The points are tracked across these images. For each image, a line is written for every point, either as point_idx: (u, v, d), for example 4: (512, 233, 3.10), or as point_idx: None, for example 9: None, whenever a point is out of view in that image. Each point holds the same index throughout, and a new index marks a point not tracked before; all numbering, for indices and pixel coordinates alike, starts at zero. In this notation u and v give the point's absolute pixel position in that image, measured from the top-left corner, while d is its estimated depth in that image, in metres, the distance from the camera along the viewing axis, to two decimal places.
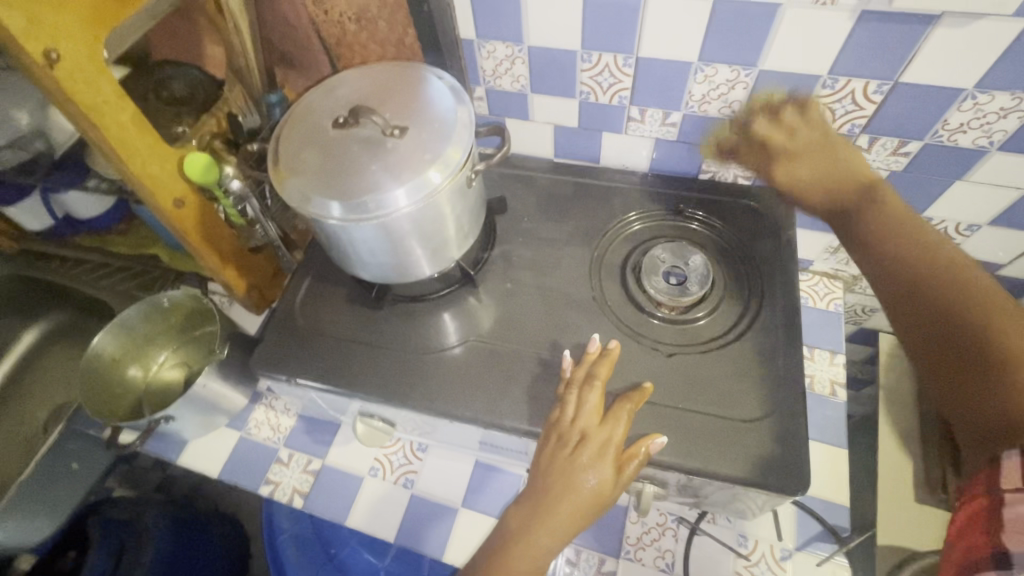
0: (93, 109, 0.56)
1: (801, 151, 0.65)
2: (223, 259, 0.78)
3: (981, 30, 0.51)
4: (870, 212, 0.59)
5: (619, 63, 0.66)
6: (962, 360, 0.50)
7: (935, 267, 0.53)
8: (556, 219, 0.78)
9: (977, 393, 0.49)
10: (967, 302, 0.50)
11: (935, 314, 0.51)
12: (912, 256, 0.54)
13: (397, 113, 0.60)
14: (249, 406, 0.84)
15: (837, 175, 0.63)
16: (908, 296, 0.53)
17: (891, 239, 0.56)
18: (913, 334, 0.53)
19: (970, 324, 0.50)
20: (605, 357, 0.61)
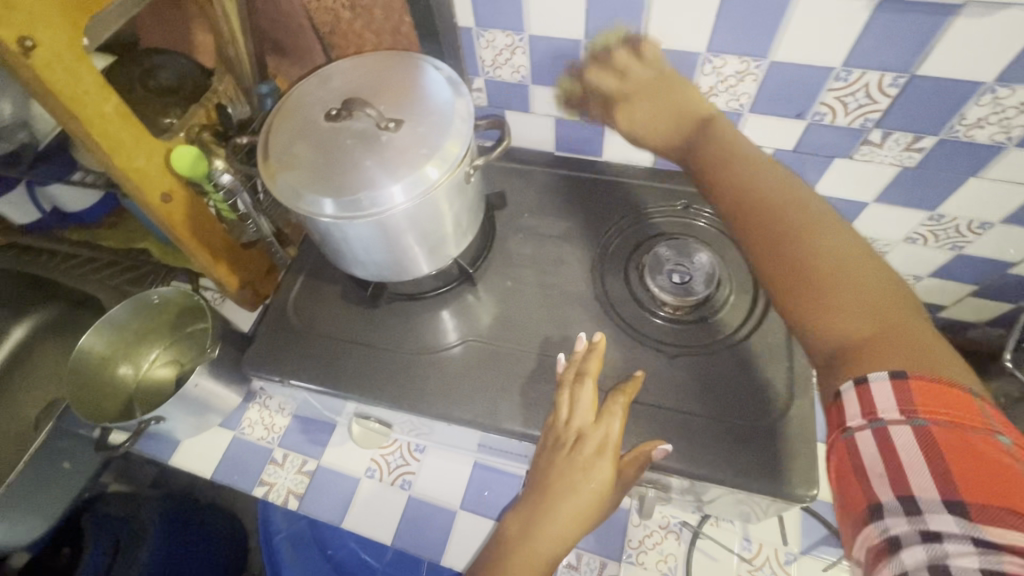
0: (73, 101, 0.53)
1: (636, 92, 0.63)
2: (215, 255, 0.75)
3: (1004, 19, 0.49)
4: (694, 160, 0.56)
5: (624, 53, 0.63)
6: (811, 279, 0.45)
7: (759, 189, 0.50)
8: (557, 215, 0.76)
9: (813, 297, 0.44)
10: (789, 224, 0.47)
11: (761, 231, 0.48)
12: (739, 180, 0.51)
13: (392, 105, 0.57)
14: (243, 406, 0.82)
15: (682, 108, 0.60)
16: (749, 224, 0.49)
17: (712, 166, 0.54)
18: (771, 259, 0.47)
19: (799, 238, 0.46)
20: (593, 352, 0.60)
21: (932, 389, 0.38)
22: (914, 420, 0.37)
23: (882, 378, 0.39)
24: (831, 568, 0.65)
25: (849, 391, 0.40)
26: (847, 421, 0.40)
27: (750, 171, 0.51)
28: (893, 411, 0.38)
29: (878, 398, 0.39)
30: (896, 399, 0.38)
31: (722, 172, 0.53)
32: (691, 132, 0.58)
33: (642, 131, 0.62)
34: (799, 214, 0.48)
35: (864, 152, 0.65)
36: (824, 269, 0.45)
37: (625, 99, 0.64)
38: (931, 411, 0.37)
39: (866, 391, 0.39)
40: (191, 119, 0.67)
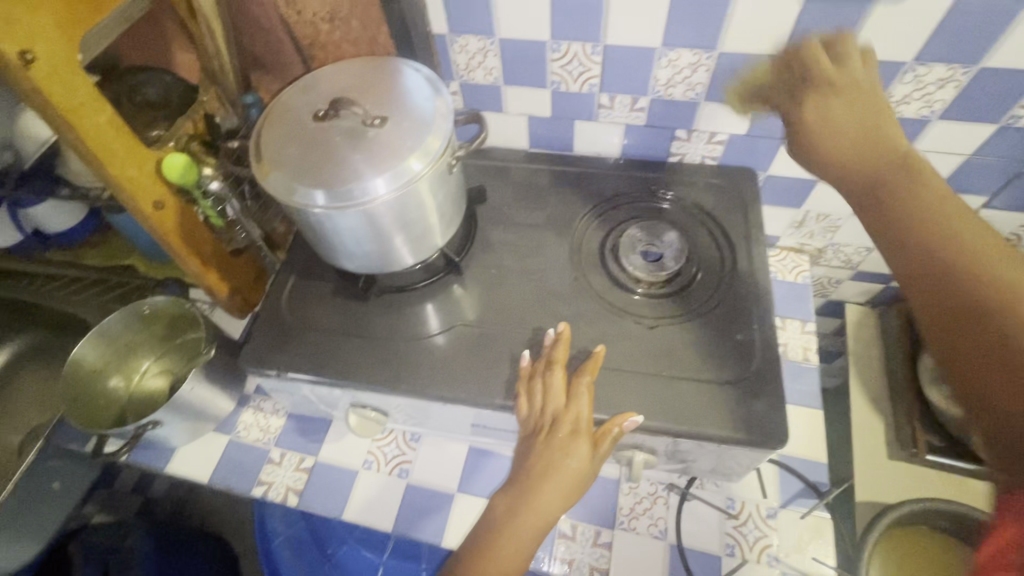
0: (70, 111, 0.56)
1: (842, 87, 0.57)
2: (206, 262, 0.78)
3: (915, 5, 0.56)
4: (885, 202, 0.51)
5: (587, 52, 0.69)
6: (1003, 366, 0.40)
7: (971, 270, 0.44)
8: (534, 207, 0.80)
9: (1006, 384, 0.39)
10: (975, 310, 0.42)
11: (941, 293, 0.44)
12: (932, 249, 0.46)
13: (376, 104, 0.62)
14: (237, 410, 0.84)
15: (868, 136, 0.54)
16: (946, 305, 0.44)
17: (899, 212, 0.49)
18: (943, 333, 0.44)
19: (996, 312, 0.41)
20: (560, 340, 0.64)
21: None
22: None
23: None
24: (808, 517, 0.70)
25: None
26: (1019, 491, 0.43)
27: (952, 242, 0.45)
28: None
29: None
30: None
31: (910, 223, 0.48)
32: (878, 174, 0.52)
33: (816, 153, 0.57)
34: (998, 295, 0.42)
35: None
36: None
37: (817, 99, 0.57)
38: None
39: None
40: (180, 129, 0.70)
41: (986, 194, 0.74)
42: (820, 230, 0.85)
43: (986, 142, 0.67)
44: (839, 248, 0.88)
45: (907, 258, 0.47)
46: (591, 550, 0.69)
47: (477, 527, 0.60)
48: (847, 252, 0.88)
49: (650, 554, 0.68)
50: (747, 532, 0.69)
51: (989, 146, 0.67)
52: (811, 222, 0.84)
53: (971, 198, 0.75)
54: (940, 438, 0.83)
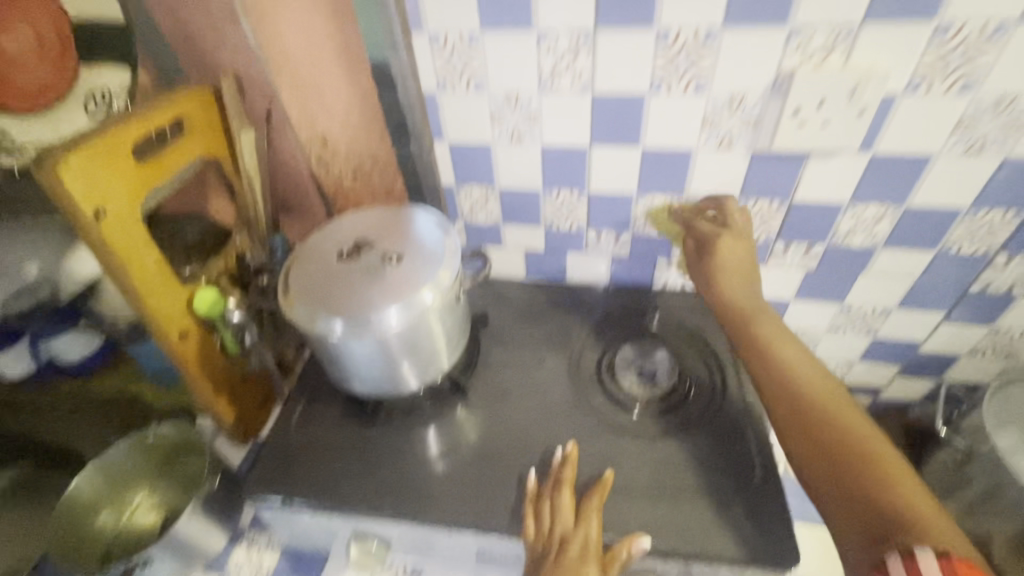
0: (124, 255, 0.63)
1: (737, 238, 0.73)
2: (217, 388, 0.80)
3: (842, 160, 0.67)
4: (744, 312, 0.69)
5: (574, 197, 0.80)
6: (840, 467, 0.55)
7: (804, 385, 0.61)
8: (532, 329, 0.86)
9: (842, 485, 0.54)
10: (820, 412, 0.59)
11: (800, 416, 0.59)
12: (775, 366, 0.64)
13: (393, 245, 0.70)
14: (228, 546, 0.80)
15: (738, 272, 0.72)
16: (792, 408, 0.60)
17: (760, 350, 0.66)
18: (802, 447, 0.58)
19: (833, 431, 0.57)
20: (567, 461, 0.66)
21: (971, 570, 0.45)
22: None
23: (928, 552, 0.46)
24: None
25: (897, 560, 0.47)
26: None
27: (788, 359, 0.64)
28: (935, 572, 0.45)
29: (925, 566, 0.45)
30: (941, 564, 0.45)
31: (771, 360, 0.64)
32: (753, 315, 0.69)
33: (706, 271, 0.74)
34: (836, 420, 0.58)
35: (775, 261, 0.81)
36: (870, 452, 0.55)
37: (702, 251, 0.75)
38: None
39: (913, 563, 0.46)
40: (212, 267, 0.78)
41: (943, 309, 0.81)
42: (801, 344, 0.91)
43: (929, 265, 0.76)
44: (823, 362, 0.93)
45: (773, 385, 0.63)
46: None
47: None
48: (830, 365, 0.94)
49: None
50: None
51: (934, 270, 0.76)
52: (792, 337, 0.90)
53: (931, 313, 0.82)
54: None
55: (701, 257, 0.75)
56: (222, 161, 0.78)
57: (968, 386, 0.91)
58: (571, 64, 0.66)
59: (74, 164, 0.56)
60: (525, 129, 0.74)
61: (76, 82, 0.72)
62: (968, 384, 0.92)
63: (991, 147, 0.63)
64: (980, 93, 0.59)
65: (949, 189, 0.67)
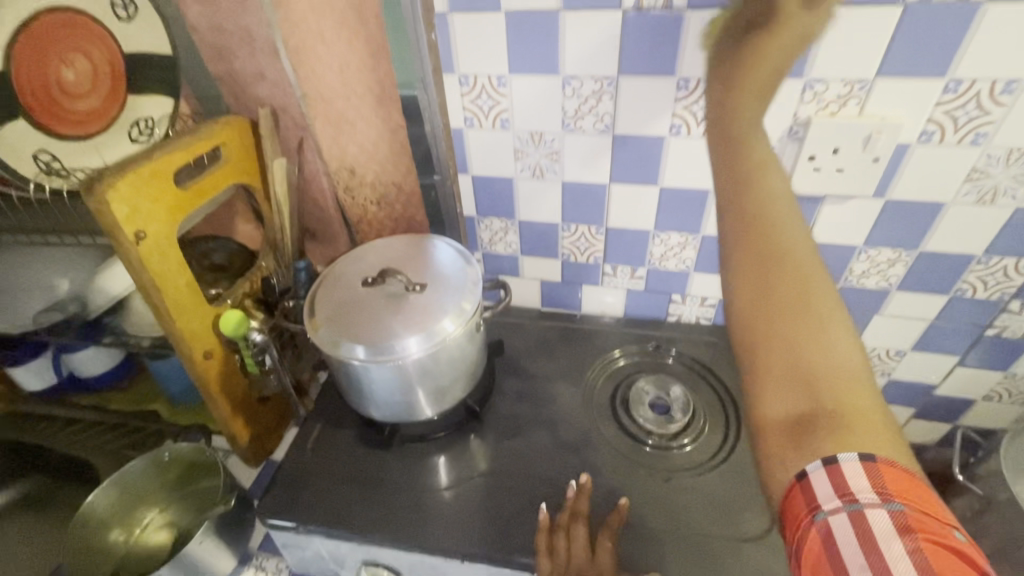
0: (159, 276, 0.66)
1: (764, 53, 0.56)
2: (235, 408, 0.82)
3: (856, 205, 0.69)
4: (739, 143, 0.56)
5: (592, 231, 0.82)
6: (785, 345, 0.47)
7: (777, 241, 0.50)
8: (547, 360, 0.87)
9: (784, 360, 0.46)
10: (779, 271, 0.49)
11: (764, 283, 0.49)
12: (752, 211, 0.52)
13: (415, 274, 0.72)
14: (237, 570, 0.80)
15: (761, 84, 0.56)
16: (748, 259, 0.50)
17: (741, 197, 0.53)
18: (747, 310, 0.49)
19: (786, 292, 0.48)
20: (581, 492, 0.65)
21: (901, 479, 0.40)
22: (889, 504, 0.39)
23: (851, 458, 0.41)
24: None
25: (820, 471, 0.41)
26: (822, 503, 0.40)
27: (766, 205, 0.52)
28: (870, 493, 0.39)
29: (851, 479, 0.40)
30: (872, 484, 0.40)
31: (750, 210, 0.52)
32: (749, 163, 0.55)
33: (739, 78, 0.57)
34: (797, 279, 0.49)
35: None
36: (824, 329, 0.47)
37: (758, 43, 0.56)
38: (902, 494, 0.40)
39: (840, 473, 0.41)
40: (239, 289, 0.80)
41: (958, 353, 0.81)
42: None
43: (944, 309, 0.77)
44: None
45: (740, 239, 0.51)
46: None
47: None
48: None
49: None
50: None
51: (948, 313, 0.77)
52: None
53: (946, 357, 0.82)
54: None
55: (744, 62, 0.57)
56: (255, 189, 0.81)
57: (985, 433, 0.90)
58: (594, 107, 0.69)
59: (122, 189, 0.59)
60: (547, 165, 0.77)
61: (121, 109, 0.73)
62: (985, 430, 0.91)
63: (1003, 197, 0.65)
64: (991, 146, 0.61)
65: (963, 235, 0.69)
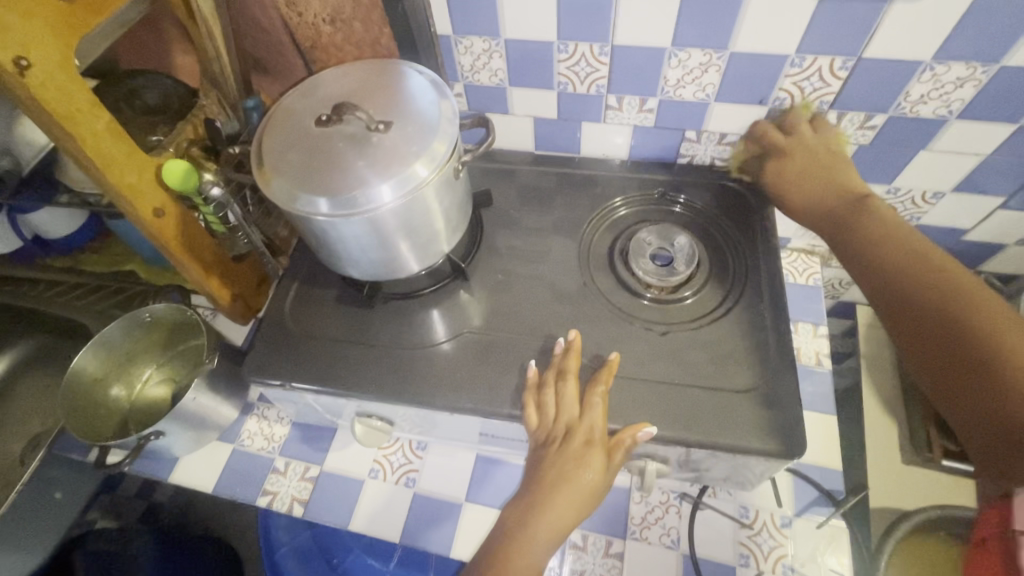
0: (68, 119, 0.55)
1: (792, 150, 0.68)
2: (206, 268, 0.76)
3: (933, 4, 0.54)
4: (861, 212, 0.62)
5: (595, 52, 0.67)
6: (968, 376, 0.50)
7: (929, 285, 0.54)
8: (540, 211, 0.79)
9: (970, 394, 0.50)
10: (939, 311, 0.52)
11: (919, 323, 0.54)
12: (898, 264, 0.57)
13: (380, 109, 0.60)
14: (240, 418, 0.82)
15: (809, 187, 0.67)
16: (893, 309, 0.56)
17: (873, 258, 0.59)
18: (914, 350, 0.54)
19: (955, 326, 0.51)
20: (570, 350, 0.63)
21: None
22: None
23: None
24: (824, 526, 0.68)
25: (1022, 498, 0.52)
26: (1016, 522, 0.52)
27: (909, 258, 0.57)
28: None
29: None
30: None
31: (888, 269, 0.57)
32: (877, 225, 0.61)
33: (790, 181, 0.68)
34: (962, 313, 0.51)
35: (823, 134, 0.70)
36: (1010, 353, 0.48)
37: (775, 174, 0.69)
38: None
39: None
40: (179, 133, 0.69)
41: (1004, 194, 0.72)
42: None
43: (1006, 141, 0.65)
44: None
45: (886, 295, 0.57)
46: (602, 561, 0.67)
47: (491, 539, 0.59)
48: None
49: (662, 564, 0.66)
50: (761, 542, 0.67)
51: (1008, 147, 0.66)
52: None
53: (989, 198, 0.73)
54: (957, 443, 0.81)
55: (783, 171, 0.68)
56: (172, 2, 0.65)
57: (1005, 278, 0.85)
58: None
59: None
60: None
61: None
62: (1006, 276, 0.85)
63: None
64: None
65: None
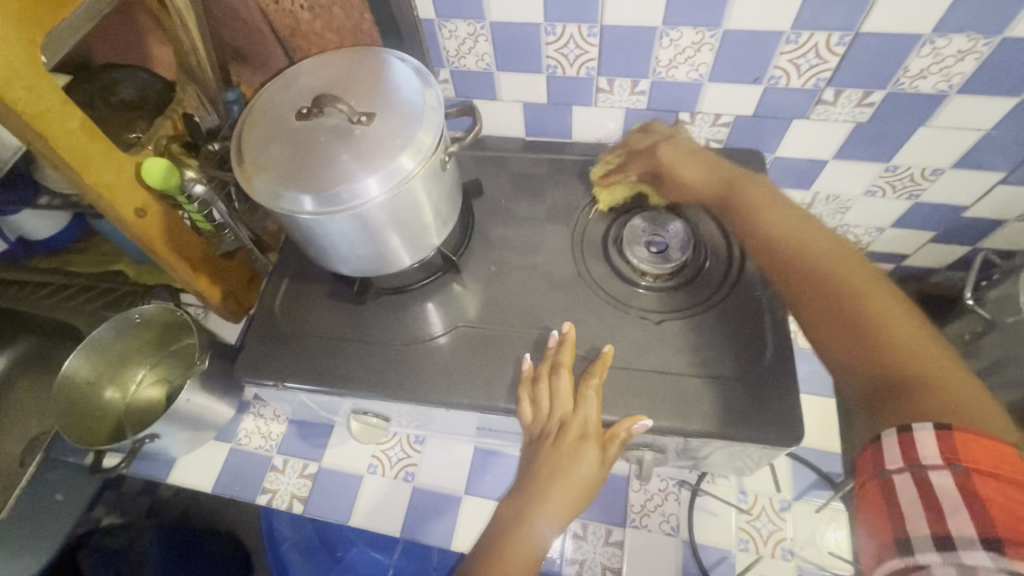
0: (38, 119, 0.53)
1: (653, 145, 0.70)
2: (194, 267, 0.75)
3: None
4: (741, 184, 0.65)
5: (584, 33, 0.65)
6: (847, 324, 0.52)
7: (805, 249, 0.58)
8: (532, 199, 0.77)
9: (849, 340, 0.52)
10: (821, 268, 0.56)
11: (807, 282, 0.56)
12: (778, 229, 0.60)
13: (363, 100, 0.58)
14: (237, 417, 0.82)
15: (696, 163, 0.68)
16: (786, 271, 0.58)
17: (757, 226, 0.62)
18: (804, 307, 0.56)
19: (833, 282, 0.55)
20: (565, 342, 0.63)
21: None
22: None
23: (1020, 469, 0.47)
24: (823, 509, 0.68)
25: None
26: None
27: (786, 224, 0.60)
28: None
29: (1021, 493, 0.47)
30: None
31: (773, 234, 0.60)
32: (754, 195, 0.63)
33: (673, 157, 0.69)
34: (836, 270, 0.55)
35: (820, 112, 0.68)
36: (874, 303, 0.52)
37: (657, 153, 0.70)
38: None
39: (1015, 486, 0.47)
40: (158, 129, 0.67)
41: (1004, 169, 0.71)
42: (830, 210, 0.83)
43: (1007, 115, 0.64)
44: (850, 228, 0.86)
45: (775, 258, 0.59)
46: (602, 549, 0.67)
47: (488, 532, 0.59)
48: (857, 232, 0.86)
49: (663, 551, 0.67)
50: (760, 526, 0.68)
51: (1009, 121, 0.64)
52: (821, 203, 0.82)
53: (989, 173, 0.72)
54: None
55: (667, 149, 0.69)
56: None
57: (1005, 254, 0.84)
58: None
59: None
60: None
61: None
62: (1006, 251, 0.84)
63: None
64: None
65: None
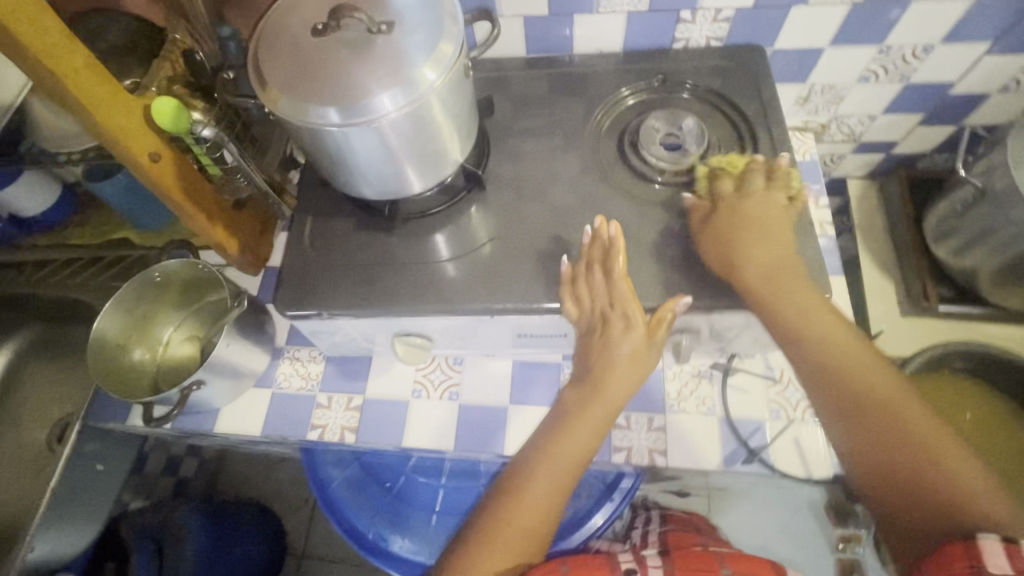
0: (49, 55, 0.51)
1: (736, 202, 0.64)
2: (211, 217, 0.73)
3: None
4: (783, 286, 0.59)
5: None
6: (902, 458, 0.52)
7: (861, 375, 0.56)
8: (543, 115, 0.78)
9: (905, 475, 0.52)
10: (875, 399, 0.55)
11: (864, 409, 0.55)
12: (828, 350, 0.57)
13: (377, 13, 0.57)
14: (272, 363, 0.82)
15: (746, 244, 0.61)
16: (840, 397, 0.56)
17: (807, 338, 0.58)
18: (854, 433, 0.55)
19: (886, 417, 0.54)
20: (596, 238, 0.63)
21: None
22: None
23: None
24: None
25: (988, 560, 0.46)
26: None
27: (839, 344, 0.57)
28: None
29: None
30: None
31: (824, 350, 0.57)
32: (799, 298, 0.59)
33: (714, 233, 0.63)
34: (887, 402, 0.54)
35: None
36: (927, 437, 0.52)
37: (715, 219, 0.63)
38: None
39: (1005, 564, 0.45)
40: (159, 71, 0.65)
41: (989, 39, 0.74)
42: (824, 103, 0.86)
43: None
44: (843, 120, 0.90)
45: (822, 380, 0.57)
46: (647, 435, 0.72)
47: (552, 419, 0.64)
48: (851, 123, 0.90)
49: (704, 429, 0.72)
50: (789, 396, 0.73)
51: None
52: (816, 94, 0.85)
53: (976, 45, 0.75)
54: (949, 290, 0.96)
55: (713, 220, 0.64)
56: None
57: (988, 128, 0.89)
58: None
59: None
60: None
61: None
62: (989, 125, 0.89)
63: None
64: None
65: None
